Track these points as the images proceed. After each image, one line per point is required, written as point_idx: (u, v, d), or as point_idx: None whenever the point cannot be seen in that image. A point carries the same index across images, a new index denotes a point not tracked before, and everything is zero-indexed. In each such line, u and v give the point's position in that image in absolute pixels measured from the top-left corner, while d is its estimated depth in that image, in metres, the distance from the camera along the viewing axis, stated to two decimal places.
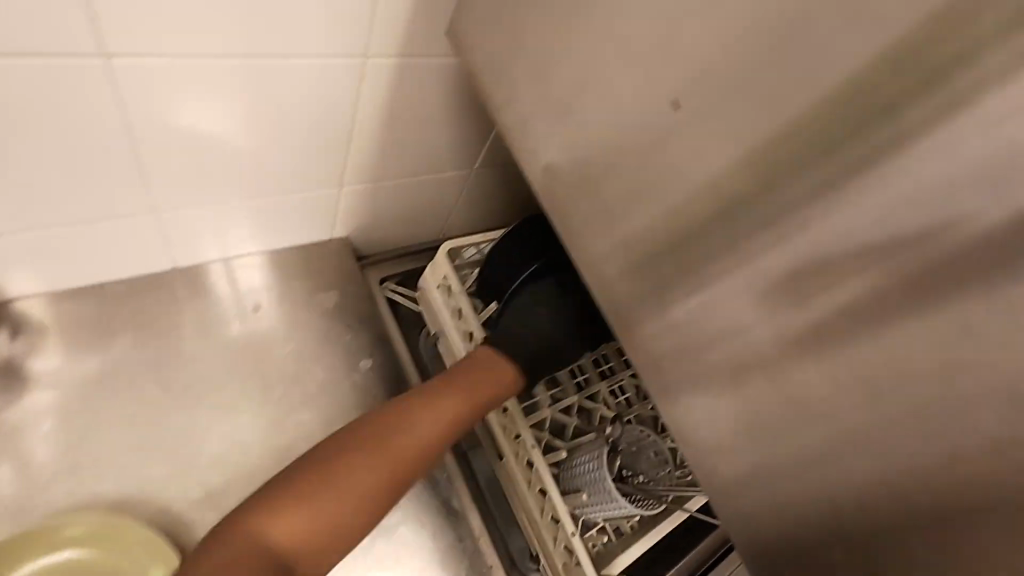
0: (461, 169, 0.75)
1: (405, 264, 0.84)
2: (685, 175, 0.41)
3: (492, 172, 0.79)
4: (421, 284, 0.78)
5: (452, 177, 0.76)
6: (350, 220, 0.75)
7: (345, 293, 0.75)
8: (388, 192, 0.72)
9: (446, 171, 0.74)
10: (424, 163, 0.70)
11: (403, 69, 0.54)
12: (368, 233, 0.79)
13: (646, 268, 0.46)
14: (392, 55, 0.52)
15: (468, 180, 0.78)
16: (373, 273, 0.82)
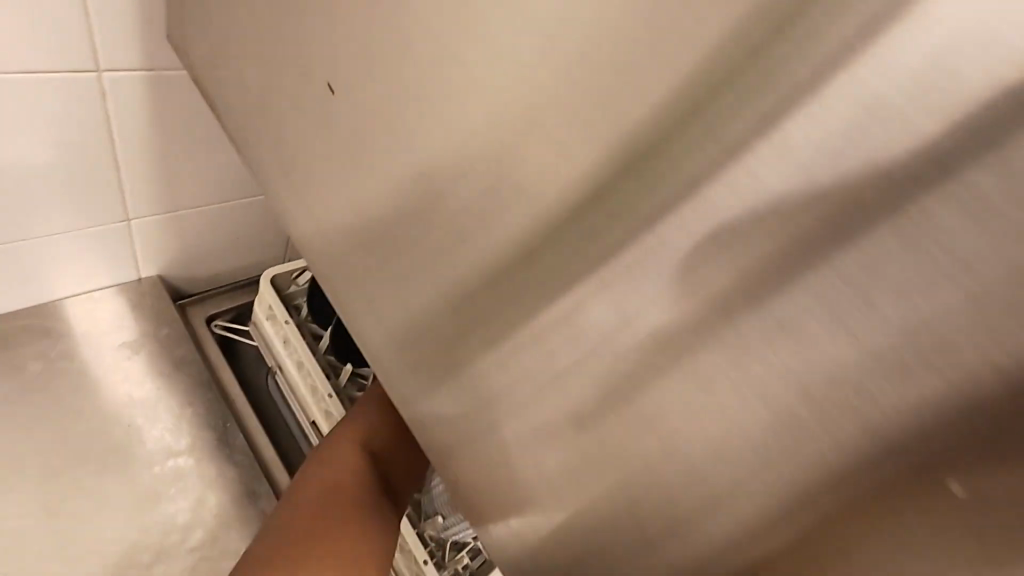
0: None
1: (237, 299, 0.76)
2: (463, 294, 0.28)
3: None
4: (254, 319, 0.71)
5: (267, 201, 0.69)
6: (152, 259, 0.66)
7: (155, 338, 0.66)
8: (190, 223, 0.65)
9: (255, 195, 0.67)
10: (222, 188, 0.63)
11: (158, 82, 0.49)
12: (183, 270, 0.71)
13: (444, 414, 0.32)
14: (137, 68, 0.47)
15: None
16: (199, 313, 0.74)
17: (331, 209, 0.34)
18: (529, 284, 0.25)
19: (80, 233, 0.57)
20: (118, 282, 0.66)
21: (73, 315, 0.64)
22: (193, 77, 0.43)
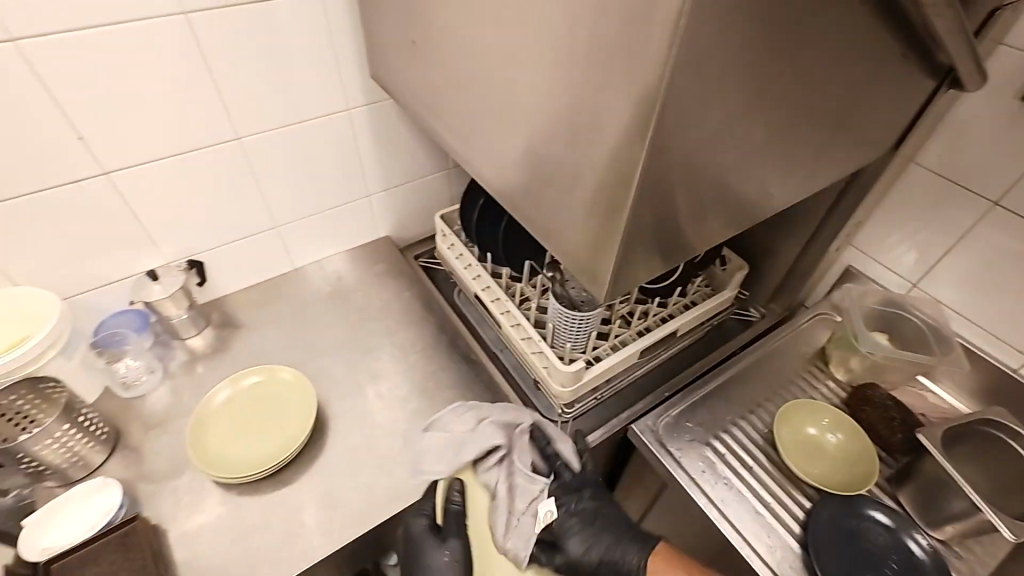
0: (439, 169, 1.19)
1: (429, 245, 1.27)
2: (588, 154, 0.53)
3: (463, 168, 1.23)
4: (439, 250, 1.21)
5: (437, 176, 1.21)
6: (383, 221, 1.21)
7: (389, 264, 1.19)
8: (399, 194, 1.18)
9: (432, 173, 1.19)
10: (414, 169, 1.16)
11: (373, 112, 1.02)
12: (399, 230, 1.25)
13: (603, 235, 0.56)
14: (364, 106, 1.00)
15: (449, 178, 1.23)
16: (410, 255, 1.26)
17: (496, 156, 0.72)
18: (607, 135, 0.50)
19: (351, 205, 1.13)
20: (370, 238, 1.22)
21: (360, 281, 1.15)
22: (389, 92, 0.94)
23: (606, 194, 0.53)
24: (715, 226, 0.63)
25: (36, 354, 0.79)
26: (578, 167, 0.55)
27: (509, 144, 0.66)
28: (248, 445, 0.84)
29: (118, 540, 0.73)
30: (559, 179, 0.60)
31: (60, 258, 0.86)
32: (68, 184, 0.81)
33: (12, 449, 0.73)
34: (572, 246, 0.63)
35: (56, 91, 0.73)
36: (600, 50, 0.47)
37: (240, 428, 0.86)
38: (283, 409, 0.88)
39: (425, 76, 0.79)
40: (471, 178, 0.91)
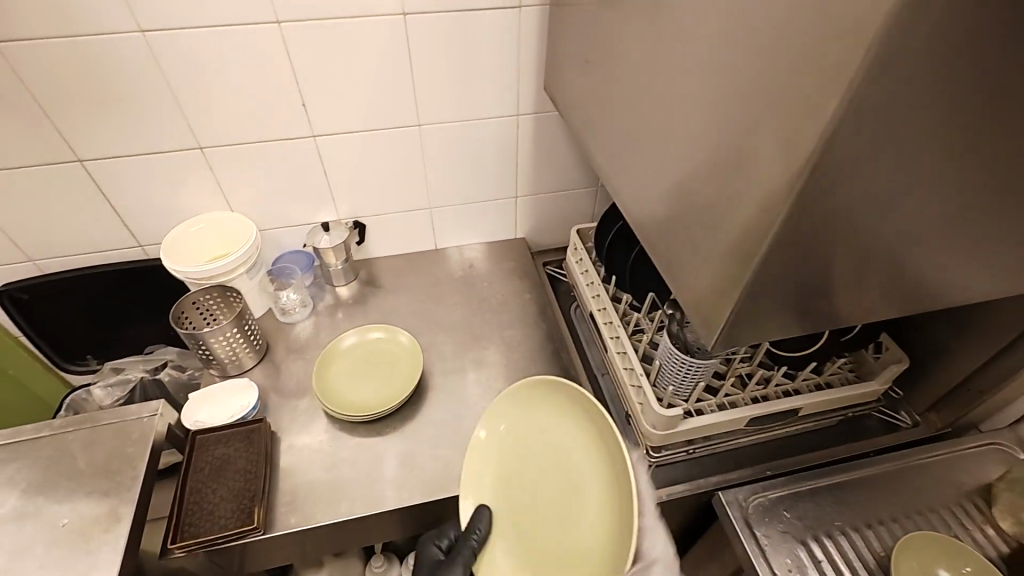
0: (587, 185, 1.22)
1: (560, 255, 1.31)
2: (737, 198, 0.51)
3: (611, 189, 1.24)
4: (568, 262, 1.23)
5: (584, 191, 1.24)
6: (523, 224, 1.27)
7: (518, 264, 1.25)
8: (544, 201, 1.24)
9: (579, 187, 1.22)
10: (562, 180, 1.20)
11: (538, 121, 1.08)
12: (536, 235, 1.30)
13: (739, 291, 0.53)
14: (532, 114, 1.06)
15: (595, 196, 1.25)
16: (539, 260, 1.30)
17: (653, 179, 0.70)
18: (757, 181, 0.47)
19: (498, 203, 1.21)
20: (507, 236, 1.29)
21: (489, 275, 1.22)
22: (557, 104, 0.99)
23: (746, 239, 0.50)
24: (866, 301, 0.56)
25: (231, 268, 0.97)
26: (723, 208, 0.53)
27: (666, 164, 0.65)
28: (359, 391, 0.95)
29: (244, 433, 0.88)
30: (698, 212, 0.58)
31: (264, 197, 1.06)
32: (285, 140, 0.99)
33: (195, 337, 0.92)
34: (699, 286, 0.60)
35: (295, 65, 0.90)
36: (766, 93, 0.45)
37: (359, 371, 0.97)
38: (398, 369, 0.97)
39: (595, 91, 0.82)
40: (625, 188, 0.77)
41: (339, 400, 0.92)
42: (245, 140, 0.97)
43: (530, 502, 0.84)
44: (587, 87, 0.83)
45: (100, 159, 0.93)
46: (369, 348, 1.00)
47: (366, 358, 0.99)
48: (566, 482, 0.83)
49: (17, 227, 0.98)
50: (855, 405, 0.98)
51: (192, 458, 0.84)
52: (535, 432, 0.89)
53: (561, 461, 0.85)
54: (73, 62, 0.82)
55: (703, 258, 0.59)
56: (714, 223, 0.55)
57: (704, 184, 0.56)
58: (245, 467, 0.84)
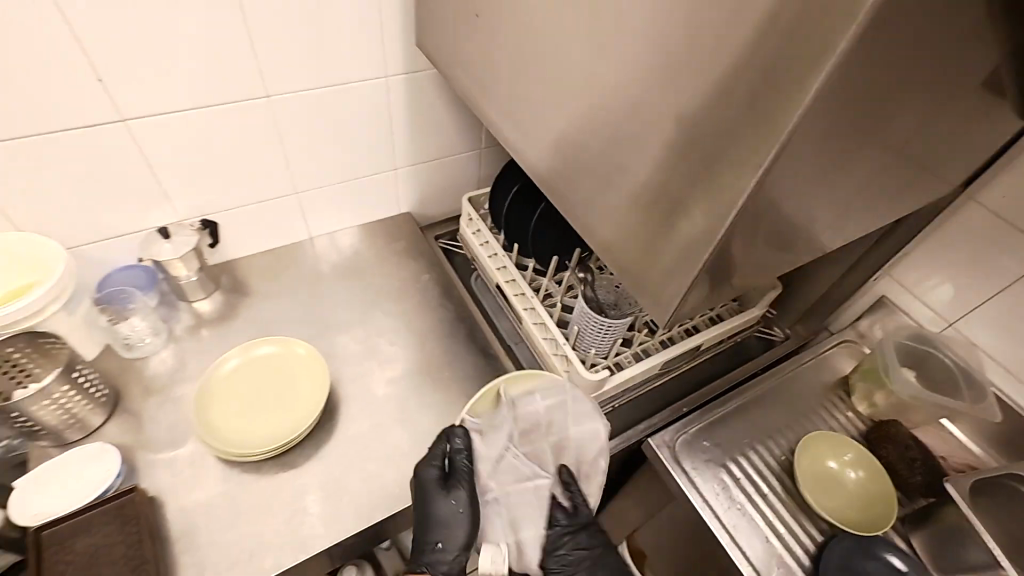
0: (470, 148, 1.14)
1: (451, 226, 1.22)
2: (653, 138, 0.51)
3: (495, 150, 1.17)
4: (461, 233, 1.16)
5: (468, 156, 1.15)
6: (406, 197, 1.15)
7: (410, 242, 1.14)
8: (427, 172, 1.13)
9: (462, 151, 1.14)
10: (444, 147, 1.10)
11: (412, 82, 0.95)
12: (422, 208, 1.19)
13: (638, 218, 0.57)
14: (403, 74, 0.93)
15: (480, 158, 1.17)
16: (430, 235, 1.21)
17: (581, 166, 0.63)
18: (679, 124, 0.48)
19: (374, 178, 1.08)
20: (391, 212, 1.16)
21: (381, 260, 1.10)
22: (428, 55, 0.86)
23: (658, 179, 0.52)
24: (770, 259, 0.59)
25: (38, 307, 0.74)
26: (634, 145, 0.54)
27: (624, 212, 0.59)
28: (275, 411, 0.81)
29: (114, 512, 0.70)
30: (609, 150, 0.58)
31: (61, 206, 0.80)
32: (77, 129, 0.74)
33: (6, 408, 0.69)
34: (603, 220, 0.63)
35: (79, 30, 0.67)
36: (692, 50, 0.45)
37: (259, 393, 0.82)
38: (299, 368, 0.85)
39: (478, 83, 0.78)
40: (505, 98, 0.73)
41: (264, 432, 0.79)
42: (12, 134, 0.71)
43: (271, 427, 0.80)
44: (479, 51, 0.74)
45: None
46: (255, 370, 0.84)
47: (259, 380, 0.83)
48: (283, 387, 0.83)
49: None
50: (741, 331, 1.09)
51: (45, 564, 0.65)
52: (267, 365, 0.85)
53: (270, 379, 0.84)
54: None
55: (607, 190, 0.61)
56: (623, 152, 0.56)
57: (632, 134, 0.54)
58: (127, 552, 0.67)
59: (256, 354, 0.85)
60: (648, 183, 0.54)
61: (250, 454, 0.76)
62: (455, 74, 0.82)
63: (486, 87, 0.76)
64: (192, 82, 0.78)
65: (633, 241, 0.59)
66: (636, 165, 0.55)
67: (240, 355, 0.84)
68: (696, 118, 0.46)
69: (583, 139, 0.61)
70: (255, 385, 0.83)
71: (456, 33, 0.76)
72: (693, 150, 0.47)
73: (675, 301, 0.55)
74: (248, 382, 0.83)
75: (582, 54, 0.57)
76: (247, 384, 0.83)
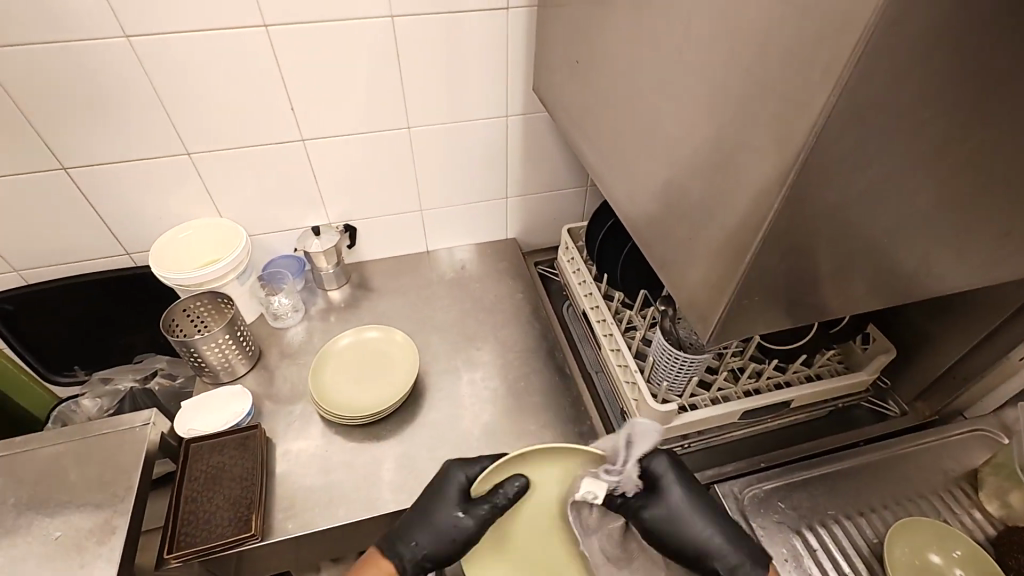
0: (576, 184, 1.23)
1: (552, 255, 1.31)
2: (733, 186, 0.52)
3: (600, 188, 1.25)
4: (559, 262, 1.24)
5: (574, 192, 1.25)
6: (513, 224, 1.27)
7: (511, 264, 1.25)
8: (535, 202, 1.24)
9: (568, 187, 1.23)
10: (552, 181, 1.21)
11: (527, 122, 1.08)
12: (527, 236, 1.30)
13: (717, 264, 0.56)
14: (520, 114, 1.07)
15: (585, 195, 1.26)
16: (531, 260, 1.31)
17: (666, 212, 0.65)
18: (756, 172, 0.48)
19: (487, 204, 1.22)
20: (499, 237, 1.29)
21: (482, 277, 1.22)
22: (542, 98, 0.98)
23: (737, 228, 0.52)
24: (841, 296, 0.58)
25: (221, 273, 0.96)
26: (715, 194, 0.54)
27: (695, 244, 0.60)
28: (372, 387, 0.95)
29: (239, 441, 0.87)
30: (693, 197, 0.59)
31: (251, 201, 1.05)
32: (271, 144, 0.98)
33: (186, 344, 0.91)
34: (683, 266, 0.62)
35: (285, 71, 0.90)
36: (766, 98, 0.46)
37: (361, 369, 0.97)
38: (396, 353, 0.98)
39: (582, 129, 0.85)
40: (602, 141, 0.79)
41: (362, 404, 0.92)
42: (230, 144, 0.96)
43: (367, 400, 0.93)
44: (580, 95, 0.84)
45: (83, 166, 0.92)
46: (360, 350, 0.99)
47: (362, 359, 0.98)
48: (381, 368, 0.97)
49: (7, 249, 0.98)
50: (843, 396, 1.00)
51: (186, 468, 0.83)
52: (369, 348, 0.99)
53: (371, 360, 0.98)
54: (54, 71, 0.81)
55: (689, 236, 0.61)
56: (705, 201, 0.56)
57: (715, 184, 0.54)
58: (241, 474, 0.83)
59: (362, 338, 1.00)
60: (727, 232, 0.53)
61: (349, 419, 0.89)
62: (560, 115, 0.93)
63: (588, 133, 0.84)
64: (355, 112, 0.99)
65: (702, 277, 0.59)
66: (716, 212, 0.55)
67: (350, 337, 1.00)
68: (771, 164, 0.46)
69: (670, 187, 0.63)
70: (359, 363, 0.97)
71: (564, 79, 0.88)
72: (770, 198, 0.47)
73: (724, 321, 0.57)
74: (354, 360, 0.98)
75: (669, 104, 0.60)
76: (352, 361, 0.98)
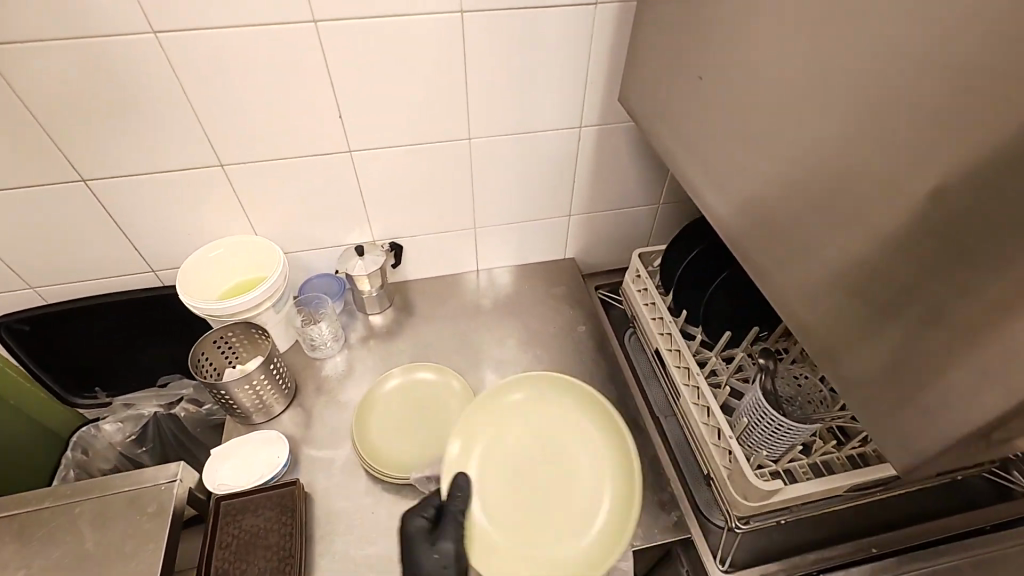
0: (648, 202, 1.09)
1: (614, 278, 1.18)
2: (876, 208, 0.43)
3: (673, 206, 1.11)
4: (624, 288, 1.11)
5: (645, 210, 1.11)
6: (574, 244, 1.14)
7: (569, 289, 1.12)
8: (600, 221, 1.11)
9: (639, 205, 1.09)
10: (621, 198, 1.07)
11: (602, 133, 0.94)
12: (586, 256, 1.17)
13: (846, 292, 0.48)
14: (595, 125, 0.93)
15: (656, 214, 1.12)
16: (591, 283, 1.18)
17: (766, 219, 0.56)
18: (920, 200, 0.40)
19: (547, 222, 1.08)
20: (556, 256, 1.16)
21: (539, 303, 1.09)
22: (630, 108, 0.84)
23: (878, 258, 0.44)
24: None
25: (256, 303, 0.86)
26: (845, 211, 0.46)
27: (834, 290, 0.49)
28: (425, 437, 0.84)
29: (275, 499, 0.77)
30: (809, 212, 0.50)
31: (288, 217, 0.93)
32: (313, 155, 0.86)
33: (217, 385, 0.80)
34: (785, 282, 0.55)
35: (334, 74, 0.78)
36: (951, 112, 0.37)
37: (412, 416, 0.86)
38: (452, 396, 0.87)
39: (671, 120, 0.73)
40: (693, 131, 0.69)
41: (414, 459, 0.81)
42: (268, 155, 0.85)
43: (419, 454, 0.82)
44: (676, 91, 0.71)
45: (105, 177, 0.81)
46: (410, 393, 0.88)
47: (413, 403, 0.87)
48: (435, 415, 0.86)
49: (22, 265, 0.88)
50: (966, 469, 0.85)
51: (217, 532, 0.73)
52: (421, 390, 0.88)
53: (423, 404, 0.87)
54: (71, 72, 0.70)
55: (797, 252, 0.53)
56: (828, 218, 0.48)
57: (847, 200, 0.46)
58: (278, 542, 0.73)
59: (411, 378, 0.89)
60: (868, 258, 0.45)
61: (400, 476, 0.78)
62: (651, 117, 0.79)
63: (675, 123, 0.72)
64: (409, 121, 0.86)
65: (831, 324, 0.50)
66: (851, 233, 0.46)
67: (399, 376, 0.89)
68: (950, 199, 0.38)
69: (776, 195, 0.54)
70: (410, 408, 0.86)
71: (664, 86, 0.74)
72: (944, 232, 0.39)
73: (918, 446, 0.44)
74: (404, 404, 0.87)
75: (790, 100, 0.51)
76: (402, 405, 0.87)
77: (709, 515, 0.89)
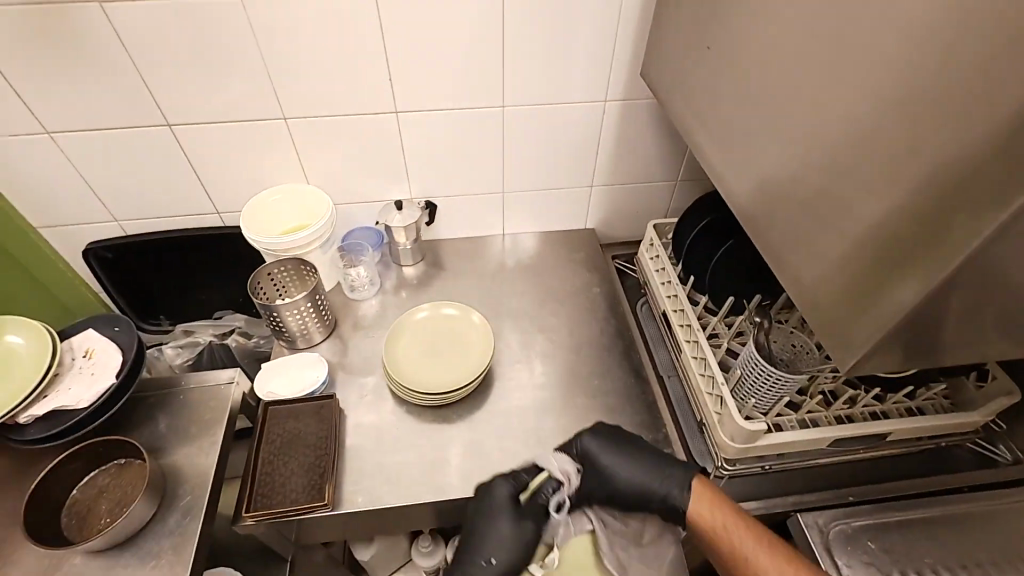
0: (666, 177, 1.16)
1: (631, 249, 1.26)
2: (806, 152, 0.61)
3: (691, 184, 1.18)
4: (638, 256, 1.19)
5: (662, 185, 1.18)
6: (594, 213, 1.22)
7: (588, 255, 1.20)
8: (620, 193, 1.19)
9: (658, 180, 1.17)
10: (643, 173, 1.15)
11: (626, 109, 1.03)
12: (606, 226, 1.26)
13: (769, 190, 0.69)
14: (620, 100, 1.01)
15: (675, 189, 1.19)
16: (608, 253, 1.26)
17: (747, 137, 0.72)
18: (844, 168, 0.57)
19: (569, 190, 1.17)
20: (575, 225, 1.25)
21: (559, 266, 1.18)
22: (649, 79, 0.93)
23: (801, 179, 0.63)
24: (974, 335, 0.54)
25: (307, 241, 0.98)
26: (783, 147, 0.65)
27: (761, 203, 0.70)
28: (451, 358, 0.94)
29: (315, 409, 0.88)
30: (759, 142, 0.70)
31: (339, 171, 1.05)
32: (366, 115, 0.97)
33: (271, 308, 0.92)
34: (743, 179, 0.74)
35: (389, 40, 0.88)
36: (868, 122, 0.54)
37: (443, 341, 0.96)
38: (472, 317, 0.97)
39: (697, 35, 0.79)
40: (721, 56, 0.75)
41: (450, 375, 0.92)
42: (329, 114, 0.96)
43: (446, 372, 0.93)
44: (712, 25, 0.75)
45: (188, 125, 0.93)
46: (432, 324, 0.98)
47: (435, 332, 0.97)
48: (456, 344, 0.96)
49: (126, 223, 1.06)
50: (949, 436, 0.91)
51: (263, 429, 0.85)
52: (441, 318, 0.99)
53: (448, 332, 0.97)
54: (177, 27, 0.82)
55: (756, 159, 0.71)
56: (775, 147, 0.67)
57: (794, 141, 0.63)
58: (316, 443, 0.84)
59: (430, 312, 0.99)
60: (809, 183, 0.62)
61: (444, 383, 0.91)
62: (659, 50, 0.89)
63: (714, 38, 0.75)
64: (447, 82, 0.95)
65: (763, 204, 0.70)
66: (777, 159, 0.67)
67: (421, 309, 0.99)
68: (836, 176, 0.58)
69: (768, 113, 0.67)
70: (435, 332, 0.97)
71: (674, 44, 0.85)
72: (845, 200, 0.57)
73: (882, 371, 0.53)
74: (430, 329, 0.98)
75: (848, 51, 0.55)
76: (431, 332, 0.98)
77: (701, 462, 0.94)
